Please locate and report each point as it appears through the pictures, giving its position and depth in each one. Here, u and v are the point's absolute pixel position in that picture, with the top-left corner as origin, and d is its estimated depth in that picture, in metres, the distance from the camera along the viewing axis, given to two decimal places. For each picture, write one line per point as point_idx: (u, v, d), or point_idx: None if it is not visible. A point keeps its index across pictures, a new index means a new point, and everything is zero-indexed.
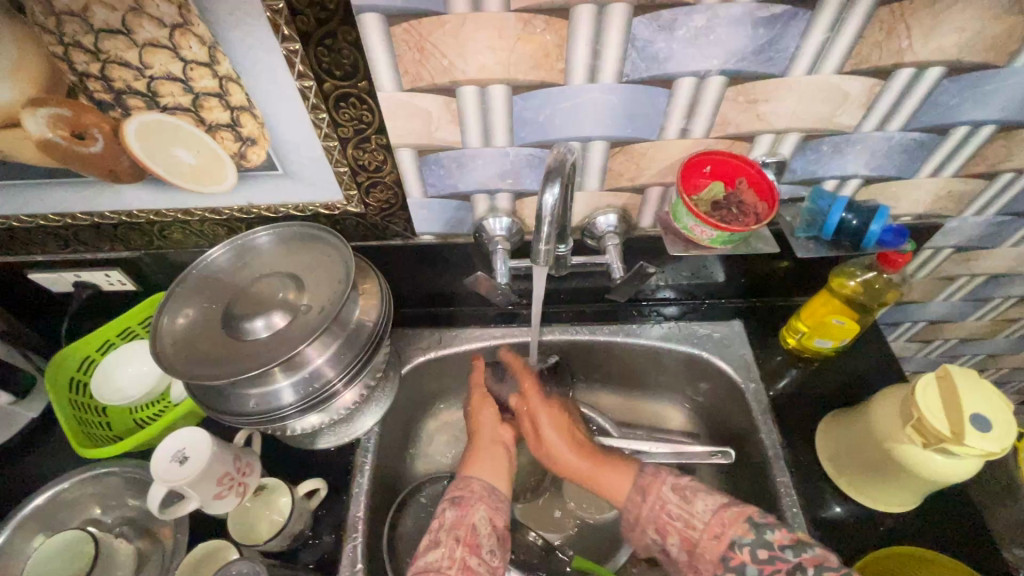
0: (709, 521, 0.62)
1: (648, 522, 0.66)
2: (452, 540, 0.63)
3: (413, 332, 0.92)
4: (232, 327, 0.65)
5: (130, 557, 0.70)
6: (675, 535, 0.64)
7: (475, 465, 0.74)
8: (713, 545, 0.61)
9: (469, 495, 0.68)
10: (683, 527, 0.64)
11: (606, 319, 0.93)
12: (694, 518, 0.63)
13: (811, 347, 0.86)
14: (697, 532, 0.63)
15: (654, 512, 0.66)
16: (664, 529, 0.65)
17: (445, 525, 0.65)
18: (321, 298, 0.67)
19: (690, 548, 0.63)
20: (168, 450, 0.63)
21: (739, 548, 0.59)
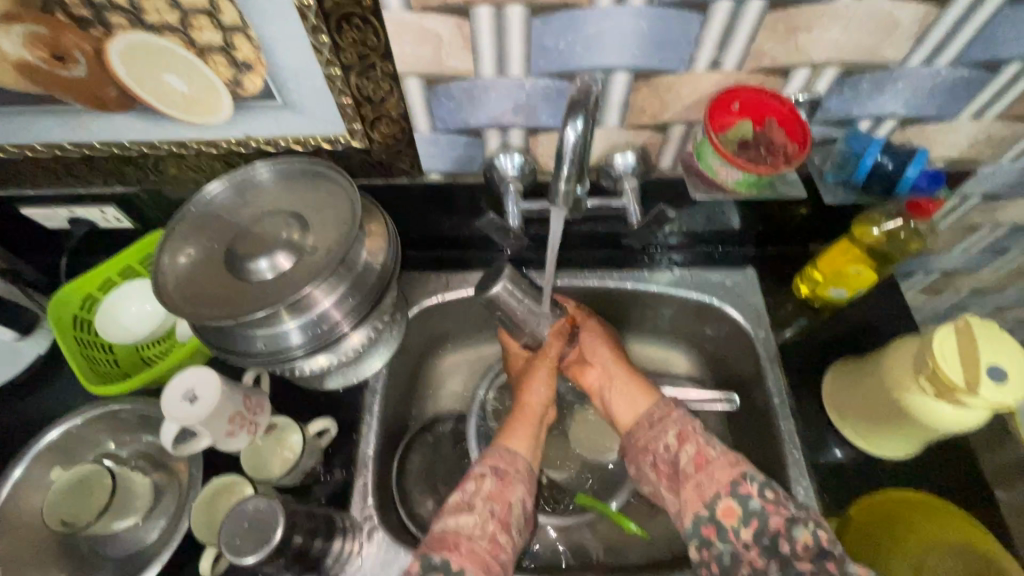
0: (728, 449, 0.63)
1: (669, 429, 0.67)
2: (487, 511, 0.61)
3: (420, 275, 0.90)
4: (236, 267, 0.63)
5: (147, 488, 0.72)
6: (691, 446, 0.64)
7: (512, 436, 0.71)
8: (726, 469, 0.61)
9: (513, 472, 0.66)
10: (702, 444, 0.64)
11: (617, 266, 0.91)
12: (713, 442, 0.64)
13: (825, 296, 0.84)
14: (713, 453, 0.63)
15: (681, 422, 0.67)
16: (684, 438, 0.65)
17: (482, 492, 0.63)
18: (327, 239, 0.65)
19: (700, 463, 0.63)
20: (177, 390, 0.63)
21: (750, 481, 0.60)
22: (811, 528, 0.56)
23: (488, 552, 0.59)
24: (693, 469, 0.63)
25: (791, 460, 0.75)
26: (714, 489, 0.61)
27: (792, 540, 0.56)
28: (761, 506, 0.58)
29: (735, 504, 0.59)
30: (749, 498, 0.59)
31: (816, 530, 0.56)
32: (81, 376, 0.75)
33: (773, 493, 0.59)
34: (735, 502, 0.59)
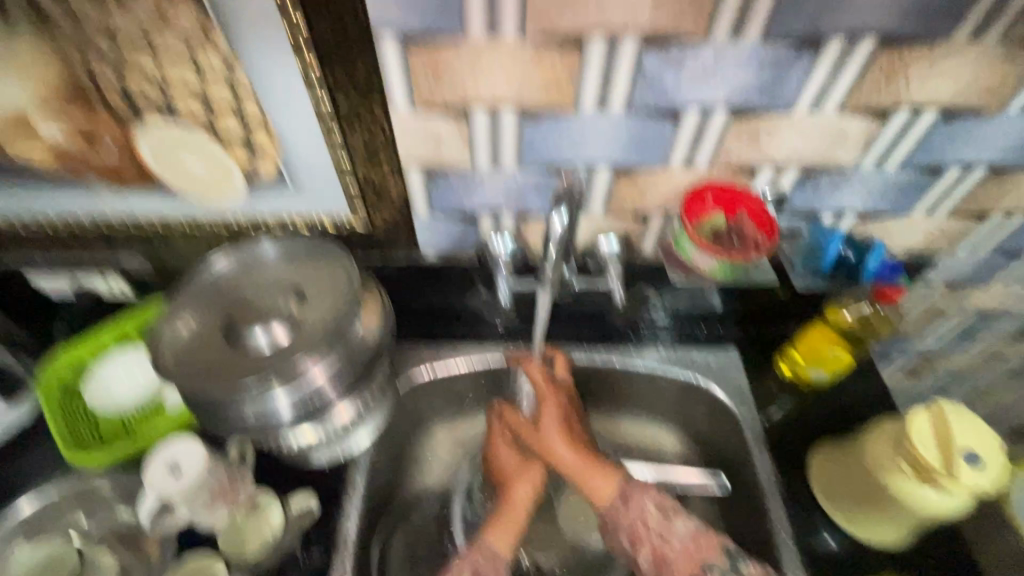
0: (687, 541, 0.62)
1: (624, 530, 0.65)
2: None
3: (411, 348, 0.92)
4: (234, 338, 0.65)
5: (114, 568, 0.68)
6: (645, 546, 0.63)
7: (496, 533, 0.69)
8: (686, 561, 0.61)
9: (490, 566, 0.65)
10: (658, 543, 0.63)
11: (604, 343, 0.94)
12: (670, 537, 0.63)
13: (807, 378, 0.86)
14: (670, 551, 0.62)
15: (632, 524, 0.64)
16: (637, 540, 0.64)
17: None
18: (325, 313, 0.67)
19: (659, 562, 0.62)
20: (162, 457, 0.63)
21: (711, 571, 0.60)
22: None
23: None
24: (652, 567, 0.63)
25: (782, 545, 0.74)
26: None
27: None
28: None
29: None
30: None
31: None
32: (71, 451, 0.75)
33: (738, 574, 0.60)
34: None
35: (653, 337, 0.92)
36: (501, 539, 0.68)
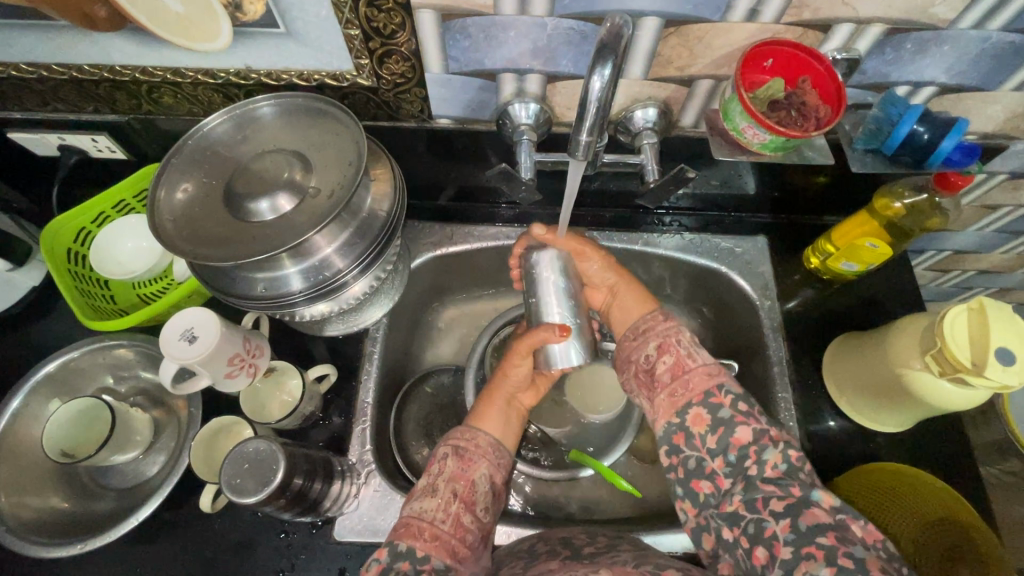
0: (708, 362, 0.62)
1: (655, 337, 0.65)
2: (450, 492, 0.57)
3: (423, 226, 0.89)
4: (235, 206, 0.60)
5: (148, 424, 0.72)
6: (671, 354, 0.63)
7: (481, 413, 0.66)
8: (702, 380, 0.60)
9: (474, 449, 0.61)
10: (684, 353, 0.62)
11: (624, 227, 0.89)
12: (697, 353, 0.62)
13: (834, 269, 0.83)
14: (693, 363, 0.61)
15: (666, 332, 0.65)
16: (666, 347, 0.63)
17: (445, 474, 0.59)
18: (330, 183, 0.62)
19: (678, 370, 0.61)
20: (176, 327, 0.61)
21: (724, 393, 0.59)
22: (782, 449, 0.55)
23: (452, 536, 0.55)
24: (670, 378, 0.61)
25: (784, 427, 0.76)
26: (687, 398, 0.60)
27: (762, 462, 0.54)
28: (731, 416, 0.57)
29: (705, 413, 0.58)
30: (720, 408, 0.58)
31: (787, 449, 0.55)
32: (79, 311, 0.73)
33: (747, 406, 0.58)
34: (705, 411, 0.58)
35: (675, 222, 0.90)
36: (490, 427, 0.65)
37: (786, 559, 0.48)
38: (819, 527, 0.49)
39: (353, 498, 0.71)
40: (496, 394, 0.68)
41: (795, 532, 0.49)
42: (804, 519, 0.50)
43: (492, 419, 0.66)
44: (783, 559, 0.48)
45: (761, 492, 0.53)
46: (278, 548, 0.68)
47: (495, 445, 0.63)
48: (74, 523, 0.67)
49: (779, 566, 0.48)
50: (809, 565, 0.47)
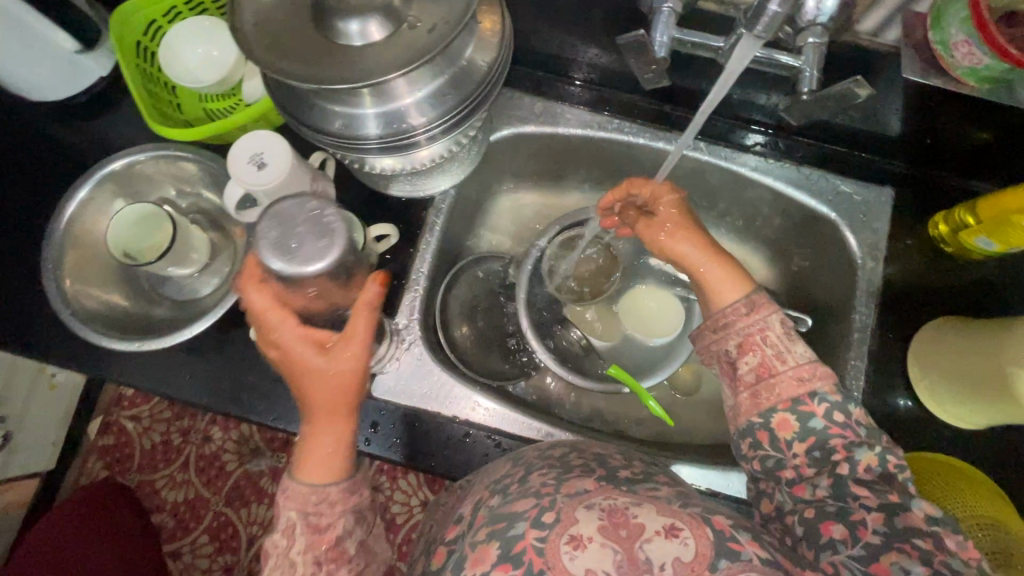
0: (802, 363, 0.57)
1: (735, 334, 0.59)
2: (310, 565, 0.53)
3: (510, 96, 0.79)
4: (326, 22, 0.53)
5: (206, 245, 0.72)
6: (755, 354, 0.58)
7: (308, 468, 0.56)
8: (791, 385, 0.56)
9: (324, 510, 0.54)
10: (771, 355, 0.57)
11: (731, 143, 0.79)
12: (788, 354, 0.57)
13: (967, 244, 0.72)
14: (782, 366, 0.57)
15: (749, 329, 0.58)
16: (749, 346, 0.58)
17: (298, 547, 0.53)
18: (434, 16, 0.53)
19: (763, 374, 0.57)
20: (246, 147, 0.56)
21: (817, 402, 0.55)
22: (878, 452, 0.53)
23: None
24: (753, 379, 0.58)
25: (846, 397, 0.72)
26: (772, 403, 0.56)
27: (854, 462, 0.53)
28: (824, 427, 0.55)
29: (792, 420, 0.55)
30: (812, 417, 0.55)
31: (885, 454, 0.53)
32: (145, 109, 0.68)
33: (844, 416, 0.55)
34: (792, 419, 0.55)
35: (793, 151, 0.79)
36: (321, 473, 0.56)
37: (870, 544, 0.49)
38: (914, 531, 0.49)
39: (397, 359, 0.72)
40: (312, 449, 0.57)
41: (887, 526, 0.50)
42: (899, 518, 0.50)
43: (321, 466, 0.56)
44: (868, 543, 0.49)
45: (851, 491, 0.52)
46: None
47: (347, 486, 0.56)
48: (129, 320, 0.69)
49: (859, 546, 0.50)
50: (899, 557, 0.48)
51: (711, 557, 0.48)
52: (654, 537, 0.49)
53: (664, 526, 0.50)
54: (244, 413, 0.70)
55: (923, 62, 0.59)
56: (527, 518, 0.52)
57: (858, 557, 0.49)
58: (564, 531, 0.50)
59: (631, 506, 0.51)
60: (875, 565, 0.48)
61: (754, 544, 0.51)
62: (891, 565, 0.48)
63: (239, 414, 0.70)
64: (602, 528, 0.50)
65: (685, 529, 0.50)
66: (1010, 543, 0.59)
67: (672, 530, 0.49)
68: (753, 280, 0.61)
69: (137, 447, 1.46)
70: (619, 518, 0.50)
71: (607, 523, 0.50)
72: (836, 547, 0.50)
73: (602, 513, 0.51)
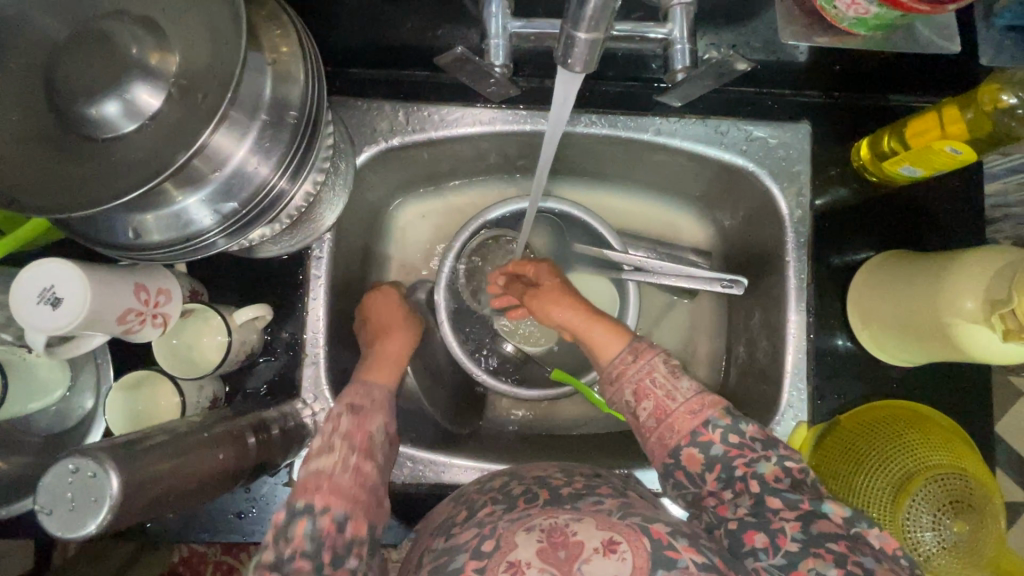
0: (691, 397, 0.56)
1: (628, 382, 0.57)
2: (348, 447, 0.54)
3: (367, 106, 0.67)
4: (63, 112, 0.41)
5: (61, 367, 0.61)
6: (651, 400, 0.56)
7: (376, 373, 0.65)
8: (687, 420, 0.55)
9: (368, 404, 0.59)
10: (663, 397, 0.56)
11: (629, 106, 0.69)
12: (677, 392, 0.56)
13: (891, 173, 0.65)
14: (674, 404, 0.56)
15: (639, 375, 0.57)
16: (643, 392, 0.57)
17: (340, 430, 0.55)
18: (201, 72, 0.42)
19: (661, 417, 0.56)
20: (27, 286, 0.45)
21: (712, 429, 0.54)
22: (777, 460, 0.53)
23: (353, 485, 0.52)
24: (654, 423, 0.56)
25: (790, 359, 0.68)
26: (675, 441, 0.55)
27: (756, 473, 0.52)
28: (724, 452, 0.54)
29: (697, 453, 0.54)
30: (711, 446, 0.54)
31: (784, 462, 0.53)
32: None
33: (739, 437, 0.54)
34: (697, 452, 0.54)
35: (697, 103, 0.69)
36: (376, 383, 0.63)
37: (790, 551, 0.47)
38: (829, 535, 0.48)
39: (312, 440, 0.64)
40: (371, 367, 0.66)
41: (804, 533, 0.48)
42: (815, 525, 0.48)
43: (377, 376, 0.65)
44: (787, 551, 0.48)
45: (768, 505, 0.50)
46: (237, 493, 0.63)
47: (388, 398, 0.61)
48: None
49: (780, 553, 0.48)
50: (817, 562, 0.46)
51: (648, 568, 0.43)
52: (593, 556, 0.43)
53: (603, 541, 0.44)
54: (164, 532, 0.63)
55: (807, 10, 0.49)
56: (468, 549, 0.47)
57: (780, 565, 0.47)
58: (503, 558, 0.44)
59: (571, 523, 0.45)
60: (794, 572, 0.46)
61: (691, 549, 0.46)
62: (808, 572, 0.46)
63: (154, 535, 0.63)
64: (540, 551, 0.43)
65: (622, 541, 0.44)
66: (959, 486, 0.58)
67: (609, 545, 0.44)
68: (631, 330, 0.62)
69: None
70: (559, 537, 0.44)
71: (546, 546, 0.44)
72: (758, 554, 0.48)
73: (542, 535, 0.44)
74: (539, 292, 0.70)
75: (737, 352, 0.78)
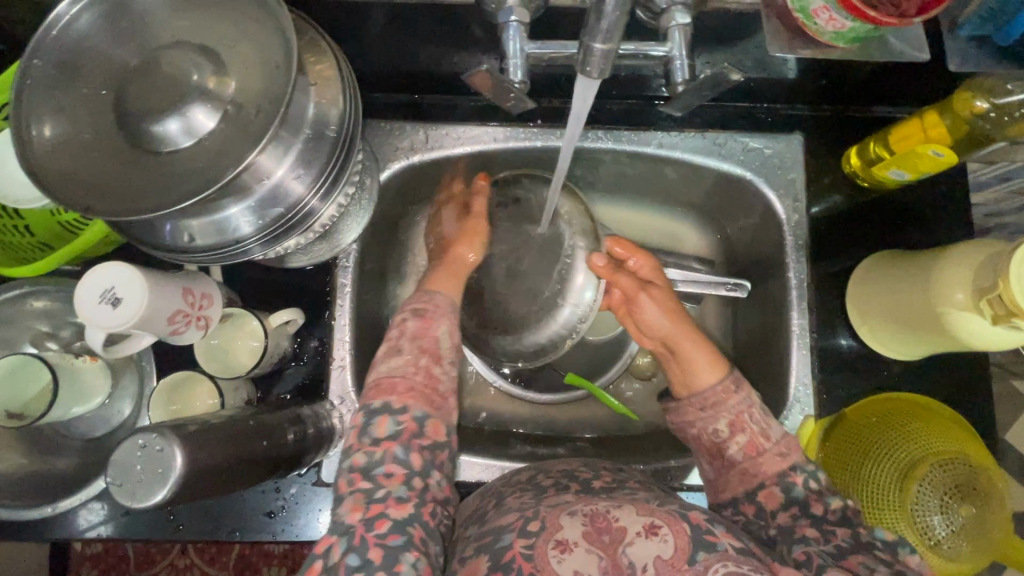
0: (782, 439, 0.58)
1: (726, 413, 0.60)
2: (416, 350, 0.56)
3: (390, 127, 0.73)
4: (131, 130, 0.46)
5: (103, 375, 0.65)
6: (745, 434, 0.58)
7: (441, 282, 0.65)
8: (775, 462, 0.57)
9: (432, 307, 0.60)
10: (758, 433, 0.58)
11: (632, 122, 0.74)
12: (770, 431, 0.59)
13: (880, 177, 0.70)
14: (767, 443, 0.58)
15: (739, 408, 0.59)
16: (739, 425, 0.59)
17: (407, 334, 0.58)
18: (254, 92, 0.48)
19: (751, 452, 0.58)
20: (91, 287, 0.50)
21: (800, 473, 0.56)
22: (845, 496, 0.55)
23: (427, 386, 0.55)
24: (742, 458, 0.58)
25: (797, 355, 0.71)
26: (759, 480, 0.57)
27: (823, 503, 0.54)
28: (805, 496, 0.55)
29: (777, 493, 0.55)
30: (794, 487, 0.55)
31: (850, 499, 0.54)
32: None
33: (819, 484, 0.55)
34: (777, 492, 0.55)
35: (696, 118, 0.75)
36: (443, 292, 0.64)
37: (839, 545, 0.51)
38: (875, 543, 0.51)
39: (340, 438, 0.67)
40: (442, 273, 0.67)
41: (853, 539, 0.51)
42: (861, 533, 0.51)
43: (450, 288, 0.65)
44: (836, 544, 0.51)
45: (820, 515, 0.53)
46: (268, 490, 0.66)
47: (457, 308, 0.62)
48: (43, 483, 0.63)
49: (830, 544, 0.51)
50: (866, 559, 0.49)
51: (690, 551, 0.45)
52: (637, 539, 0.45)
53: (644, 525, 0.46)
54: (197, 535, 0.65)
55: (790, 33, 0.53)
56: (513, 528, 0.47)
57: (831, 553, 0.51)
58: (550, 537, 0.45)
59: (612, 509, 0.47)
60: (845, 560, 0.50)
61: (728, 534, 0.47)
62: (858, 564, 0.49)
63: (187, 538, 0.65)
64: (586, 534, 0.45)
65: (664, 525, 0.46)
66: (965, 472, 0.61)
67: (652, 528, 0.45)
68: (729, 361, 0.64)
69: (128, 549, 1.27)
70: (602, 522, 0.46)
71: (591, 529, 0.45)
72: (807, 541, 0.52)
73: (585, 519, 0.46)
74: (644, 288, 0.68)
75: (745, 353, 0.81)
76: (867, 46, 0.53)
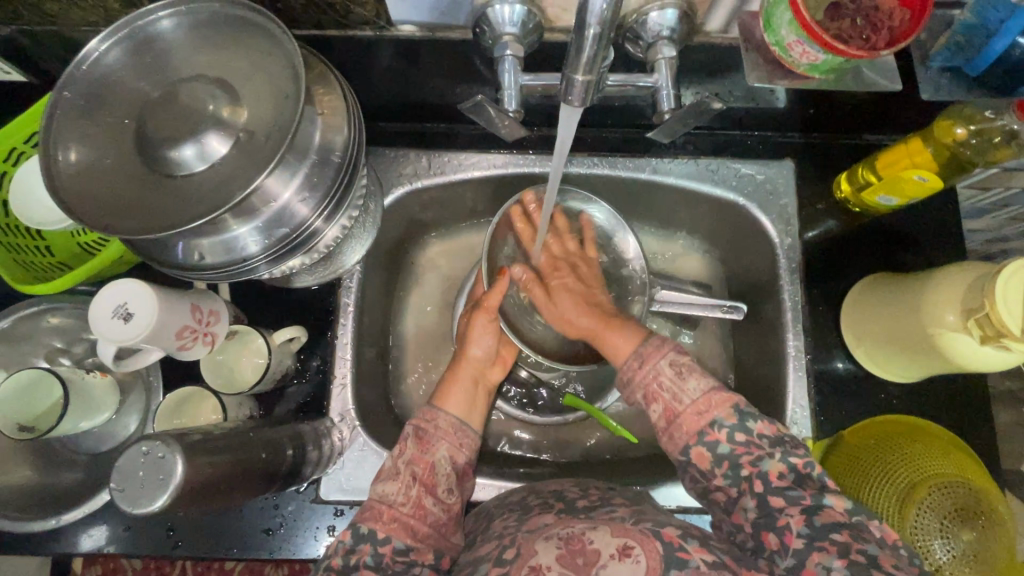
0: (697, 398, 0.57)
1: (637, 386, 0.60)
2: (410, 476, 0.57)
3: (395, 153, 0.76)
4: (148, 155, 0.49)
5: (110, 390, 0.67)
6: (659, 403, 0.58)
7: (445, 396, 0.66)
8: (694, 419, 0.56)
9: (432, 430, 0.61)
10: (671, 399, 0.58)
11: (626, 149, 0.77)
12: (683, 393, 0.58)
13: (869, 203, 0.72)
14: (681, 405, 0.57)
15: (645, 380, 0.60)
16: (652, 396, 0.59)
17: (405, 456, 0.59)
18: (265, 120, 0.51)
19: (670, 417, 0.58)
20: (106, 302, 0.53)
21: (719, 428, 0.56)
22: (782, 458, 0.54)
23: (413, 517, 0.56)
24: (664, 424, 0.58)
25: (791, 377, 0.71)
26: None
27: None
28: (732, 450, 0.55)
29: (705, 452, 0.55)
30: (719, 445, 0.55)
31: None
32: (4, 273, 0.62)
33: (745, 436, 0.55)
34: (705, 451, 0.55)
35: (690, 146, 0.77)
36: (448, 409, 0.64)
37: (797, 549, 0.50)
38: (835, 524, 0.50)
39: (339, 456, 0.67)
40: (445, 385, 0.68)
41: (809, 527, 0.50)
42: (819, 517, 0.51)
43: (449, 402, 0.65)
44: (795, 549, 0.50)
45: (772, 505, 0.52)
46: (266, 507, 0.66)
47: (458, 426, 0.62)
48: (47, 495, 0.65)
49: (790, 554, 0.50)
50: (821, 556, 0.49)
51: (661, 569, 0.45)
52: (609, 562, 0.45)
53: (617, 547, 0.46)
54: (192, 550, 0.65)
55: (769, 65, 0.56)
56: (489, 558, 0.49)
57: (790, 566, 0.50)
58: (524, 563, 0.46)
59: (587, 530, 0.47)
60: (804, 571, 0.49)
61: (701, 550, 0.47)
62: (815, 567, 0.48)
63: (182, 553, 0.66)
64: (559, 557, 0.45)
65: (637, 546, 0.46)
66: (964, 493, 0.60)
67: (625, 549, 0.45)
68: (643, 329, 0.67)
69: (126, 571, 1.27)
70: (576, 545, 0.46)
71: (564, 553, 0.45)
72: (773, 556, 0.51)
73: (560, 542, 0.46)
74: (552, 288, 0.76)
75: (743, 375, 0.81)
76: (841, 78, 0.56)
